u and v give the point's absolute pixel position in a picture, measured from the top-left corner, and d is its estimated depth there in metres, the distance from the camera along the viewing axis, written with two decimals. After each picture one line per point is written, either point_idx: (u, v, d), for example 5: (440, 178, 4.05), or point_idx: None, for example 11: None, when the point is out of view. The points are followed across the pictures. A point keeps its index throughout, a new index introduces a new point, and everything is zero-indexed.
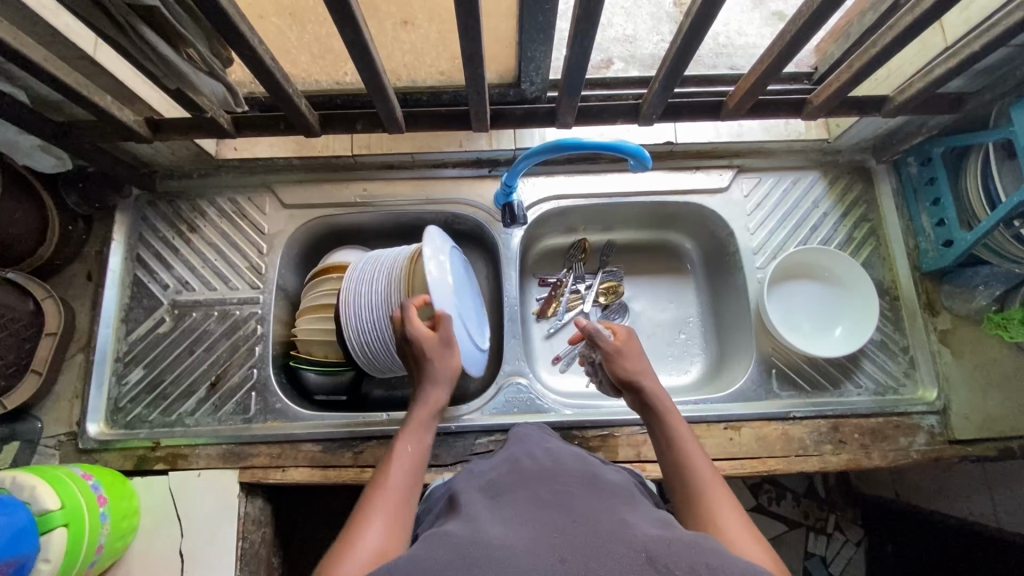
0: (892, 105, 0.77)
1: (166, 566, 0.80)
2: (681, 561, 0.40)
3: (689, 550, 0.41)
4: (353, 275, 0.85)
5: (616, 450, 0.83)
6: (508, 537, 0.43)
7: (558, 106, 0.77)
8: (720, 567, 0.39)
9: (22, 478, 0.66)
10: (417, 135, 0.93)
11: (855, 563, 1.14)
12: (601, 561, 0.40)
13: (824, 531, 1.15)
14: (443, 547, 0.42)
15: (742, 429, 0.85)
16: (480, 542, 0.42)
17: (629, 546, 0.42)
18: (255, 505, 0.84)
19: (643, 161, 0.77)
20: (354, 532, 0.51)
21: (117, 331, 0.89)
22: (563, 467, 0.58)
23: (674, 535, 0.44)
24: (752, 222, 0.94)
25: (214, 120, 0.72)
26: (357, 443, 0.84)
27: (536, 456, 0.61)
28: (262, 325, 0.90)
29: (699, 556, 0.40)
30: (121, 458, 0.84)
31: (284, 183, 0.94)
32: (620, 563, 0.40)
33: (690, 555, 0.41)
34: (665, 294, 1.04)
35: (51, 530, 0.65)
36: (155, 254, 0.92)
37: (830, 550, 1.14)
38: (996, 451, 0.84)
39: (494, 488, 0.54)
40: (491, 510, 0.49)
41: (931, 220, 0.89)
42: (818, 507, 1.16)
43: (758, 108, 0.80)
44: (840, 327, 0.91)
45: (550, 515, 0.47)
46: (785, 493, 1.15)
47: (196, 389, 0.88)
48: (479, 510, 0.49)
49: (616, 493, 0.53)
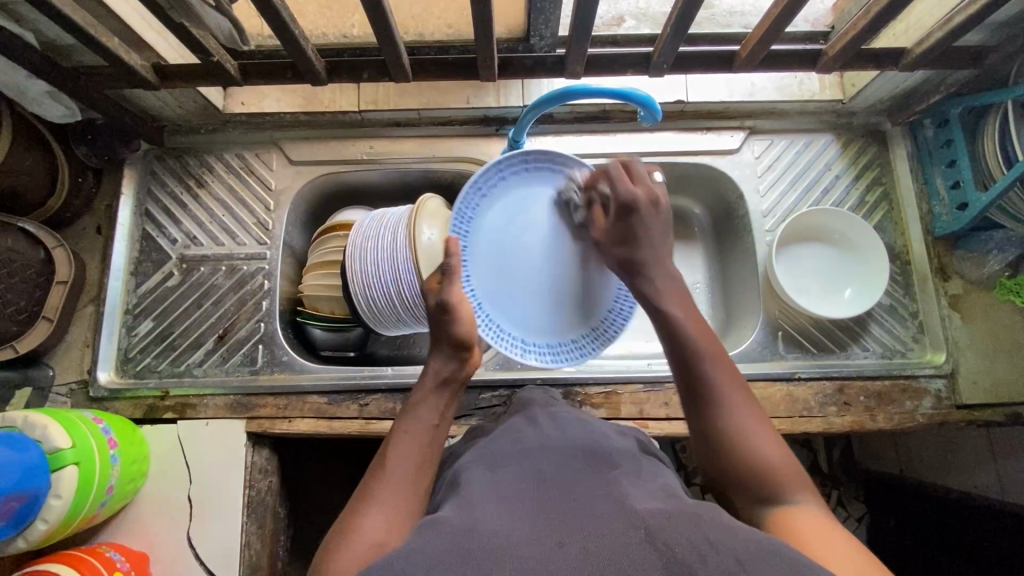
0: (911, 58, 0.74)
1: (177, 512, 0.81)
2: (679, 535, 0.40)
3: (690, 526, 0.42)
4: (359, 233, 0.86)
5: (619, 407, 0.84)
6: (508, 522, 0.44)
7: (568, 55, 0.74)
8: (719, 540, 0.40)
9: (33, 419, 0.68)
10: (423, 90, 0.91)
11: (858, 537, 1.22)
12: (601, 544, 0.40)
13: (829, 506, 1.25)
14: (438, 540, 0.41)
15: (746, 388, 0.84)
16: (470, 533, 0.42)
17: (625, 522, 0.42)
18: (262, 455, 0.85)
19: (654, 112, 0.73)
20: (356, 518, 0.51)
21: (126, 284, 0.90)
22: (564, 437, 0.58)
23: (672, 510, 0.44)
24: (762, 185, 0.93)
25: (221, 64, 0.70)
26: (362, 396, 0.85)
27: (537, 424, 0.62)
28: (270, 281, 0.91)
29: (699, 532, 0.41)
30: (131, 406, 0.85)
31: (290, 139, 0.94)
32: (620, 543, 0.40)
33: (689, 531, 0.41)
34: (674, 261, 1.05)
35: (62, 468, 0.67)
36: (164, 209, 0.93)
37: None
38: (1003, 416, 0.84)
39: (496, 464, 0.54)
40: (490, 492, 0.49)
41: (946, 182, 0.88)
42: (820, 483, 1.25)
43: (770, 60, 0.77)
44: (849, 288, 0.90)
45: (551, 493, 0.47)
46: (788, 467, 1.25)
47: (204, 342, 0.89)
48: (476, 492, 0.49)
49: (617, 465, 0.53)
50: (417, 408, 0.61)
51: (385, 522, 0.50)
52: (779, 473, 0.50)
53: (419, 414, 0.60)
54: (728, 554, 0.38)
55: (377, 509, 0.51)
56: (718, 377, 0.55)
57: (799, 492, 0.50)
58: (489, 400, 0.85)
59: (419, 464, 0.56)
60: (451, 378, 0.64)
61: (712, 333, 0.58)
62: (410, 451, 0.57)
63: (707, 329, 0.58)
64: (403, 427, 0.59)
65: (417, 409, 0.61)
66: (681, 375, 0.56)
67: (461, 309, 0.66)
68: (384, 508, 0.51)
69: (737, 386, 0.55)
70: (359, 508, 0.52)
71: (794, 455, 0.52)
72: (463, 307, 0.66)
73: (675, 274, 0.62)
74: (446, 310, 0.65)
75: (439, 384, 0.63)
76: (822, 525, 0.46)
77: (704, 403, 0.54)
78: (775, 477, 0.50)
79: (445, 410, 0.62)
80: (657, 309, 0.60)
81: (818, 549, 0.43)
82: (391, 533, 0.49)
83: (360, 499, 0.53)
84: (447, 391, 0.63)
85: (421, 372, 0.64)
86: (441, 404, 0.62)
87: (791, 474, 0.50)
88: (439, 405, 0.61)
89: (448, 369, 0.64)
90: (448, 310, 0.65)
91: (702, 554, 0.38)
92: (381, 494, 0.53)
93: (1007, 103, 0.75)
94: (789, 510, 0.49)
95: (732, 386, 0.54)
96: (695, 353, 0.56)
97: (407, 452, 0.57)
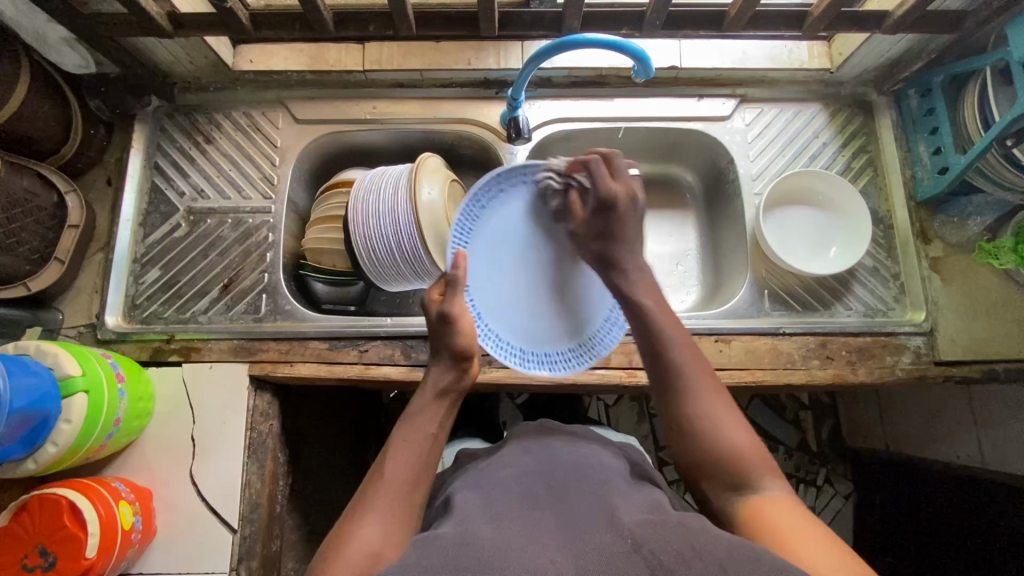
0: (892, 20, 0.78)
1: (180, 451, 0.84)
2: (666, 547, 0.46)
3: (675, 537, 0.47)
4: (361, 187, 0.89)
5: (609, 357, 0.87)
6: (503, 536, 0.49)
7: (564, 10, 0.78)
8: (703, 548, 0.45)
9: (45, 347, 0.71)
10: (426, 51, 0.95)
11: (842, 514, 1.31)
12: (591, 557, 0.46)
13: (814, 484, 1.32)
14: (436, 551, 0.46)
15: (732, 341, 0.87)
16: (477, 546, 0.46)
17: (618, 536, 0.48)
18: (263, 399, 0.88)
19: (647, 67, 0.76)
20: (352, 526, 0.54)
21: (134, 233, 0.93)
22: (558, 458, 0.64)
23: (659, 521, 0.50)
24: (752, 150, 0.96)
25: (233, 11, 0.74)
26: (362, 341, 0.88)
27: (530, 447, 0.67)
28: (274, 234, 0.94)
29: (685, 542, 0.46)
30: (137, 349, 0.87)
31: (296, 98, 0.97)
32: (610, 556, 0.46)
33: (676, 541, 0.46)
34: (665, 228, 1.09)
35: (72, 394, 0.69)
36: (172, 162, 0.96)
37: (819, 501, 1.31)
38: (980, 372, 0.87)
39: (490, 484, 0.59)
40: (486, 509, 0.54)
41: (929, 148, 0.91)
42: (809, 461, 1.32)
43: (757, 21, 0.81)
44: (834, 247, 0.94)
45: (545, 510, 0.53)
46: (776, 445, 1.31)
47: (209, 290, 0.91)
48: (472, 509, 0.54)
49: (604, 481, 0.60)
50: (413, 418, 0.63)
51: (380, 529, 0.54)
52: (745, 453, 0.57)
53: (415, 424, 0.63)
54: (710, 559, 0.44)
55: (371, 517, 0.55)
56: (688, 368, 0.61)
57: (767, 476, 0.56)
58: (484, 348, 0.87)
59: (413, 473, 0.59)
60: (450, 389, 0.66)
61: (682, 327, 0.65)
62: (404, 462, 0.59)
63: (679, 325, 0.65)
64: (399, 436, 0.62)
65: (413, 419, 0.63)
66: (657, 378, 0.63)
67: (463, 322, 0.67)
68: (378, 515, 0.55)
69: (706, 378, 0.61)
70: (354, 518, 0.55)
71: (757, 439, 0.58)
72: (467, 319, 0.67)
73: (650, 278, 0.69)
74: (447, 321, 0.66)
75: (437, 395, 0.66)
76: (788, 509, 0.52)
77: (675, 393, 0.61)
78: (740, 458, 0.56)
79: (442, 420, 0.64)
80: (631, 302, 0.66)
81: (793, 542, 0.48)
82: (386, 540, 0.53)
83: (357, 505, 0.57)
84: (444, 402, 0.66)
85: (420, 385, 0.67)
86: (436, 415, 0.64)
87: (755, 455, 0.57)
88: (436, 416, 0.64)
89: (447, 379, 0.66)
90: (451, 322, 0.67)
91: (687, 561, 0.44)
92: (375, 503, 0.56)
93: (986, 69, 0.79)
94: (759, 494, 0.55)
95: (700, 376, 0.61)
96: (665, 339, 0.63)
97: (402, 465, 0.59)
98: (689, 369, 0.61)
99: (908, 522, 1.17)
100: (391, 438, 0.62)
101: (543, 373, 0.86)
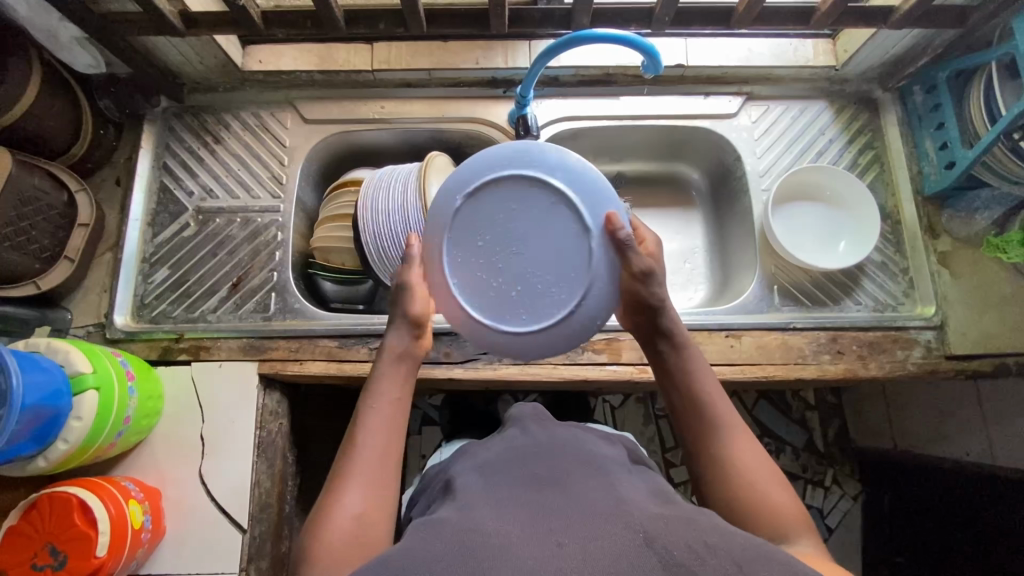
0: (898, 16, 0.79)
1: (188, 450, 0.83)
2: (677, 538, 0.44)
3: (685, 528, 0.46)
4: (371, 185, 0.90)
5: (620, 353, 0.87)
6: (507, 523, 0.48)
7: (574, 6, 0.79)
8: (717, 545, 0.44)
9: (56, 344, 0.71)
10: (434, 51, 0.95)
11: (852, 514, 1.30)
12: (600, 546, 0.44)
13: (823, 485, 1.31)
14: (440, 537, 0.46)
15: (743, 337, 0.87)
16: (483, 533, 0.46)
17: (627, 527, 0.46)
18: (273, 398, 0.88)
19: (656, 61, 0.76)
20: (336, 498, 0.54)
21: (143, 233, 0.93)
22: (560, 444, 0.64)
23: (671, 514, 0.48)
24: (759, 147, 0.97)
25: (246, 9, 0.75)
26: (372, 339, 0.87)
27: (529, 432, 0.67)
28: (283, 232, 0.94)
29: (697, 536, 0.44)
30: (146, 348, 0.87)
31: (305, 98, 0.98)
32: (619, 544, 0.44)
33: (688, 535, 0.44)
34: (672, 227, 1.09)
35: (84, 392, 0.69)
36: (181, 162, 0.96)
37: (827, 503, 1.30)
38: (992, 366, 0.87)
39: (492, 470, 0.59)
40: (488, 494, 0.53)
41: (935, 144, 0.91)
42: (817, 462, 1.31)
43: (764, 17, 0.81)
44: (843, 242, 0.94)
45: (546, 494, 0.52)
46: (784, 446, 1.31)
47: (218, 289, 0.91)
48: (476, 495, 0.54)
49: (612, 469, 0.59)
50: (382, 384, 0.62)
51: (366, 501, 0.54)
52: (782, 513, 0.56)
53: (382, 390, 0.62)
54: (725, 557, 0.43)
55: (355, 489, 0.55)
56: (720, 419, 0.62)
57: (801, 535, 0.55)
58: None
59: (390, 442, 0.59)
60: (409, 352, 0.65)
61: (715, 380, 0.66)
62: (377, 431, 0.59)
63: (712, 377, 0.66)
64: (369, 403, 0.61)
65: (383, 384, 0.62)
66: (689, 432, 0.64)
67: (417, 286, 0.65)
68: (362, 488, 0.55)
69: (739, 431, 0.61)
70: (336, 490, 0.55)
71: (797, 498, 0.58)
72: (421, 284, 0.66)
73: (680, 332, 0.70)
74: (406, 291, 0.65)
75: (398, 358, 0.64)
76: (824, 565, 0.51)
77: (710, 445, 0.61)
78: (779, 518, 0.56)
79: (406, 381, 0.63)
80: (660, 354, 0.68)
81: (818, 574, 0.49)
82: (371, 511, 0.54)
83: (335, 477, 0.56)
84: (406, 365, 0.64)
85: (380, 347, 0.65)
86: (399, 377, 0.63)
87: (796, 516, 0.56)
88: (403, 379, 0.63)
89: (406, 343, 0.65)
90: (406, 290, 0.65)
91: (701, 556, 0.42)
92: (357, 475, 0.56)
93: (992, 62, 0.79)
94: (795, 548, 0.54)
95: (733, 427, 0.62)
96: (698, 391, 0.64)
97: (378, 433, 0.59)
98: (723, 420, 0.62)
99: (920, 522, 1.16)
100: (362, 405, 0.61)
101: (554, 368, 0.86)
